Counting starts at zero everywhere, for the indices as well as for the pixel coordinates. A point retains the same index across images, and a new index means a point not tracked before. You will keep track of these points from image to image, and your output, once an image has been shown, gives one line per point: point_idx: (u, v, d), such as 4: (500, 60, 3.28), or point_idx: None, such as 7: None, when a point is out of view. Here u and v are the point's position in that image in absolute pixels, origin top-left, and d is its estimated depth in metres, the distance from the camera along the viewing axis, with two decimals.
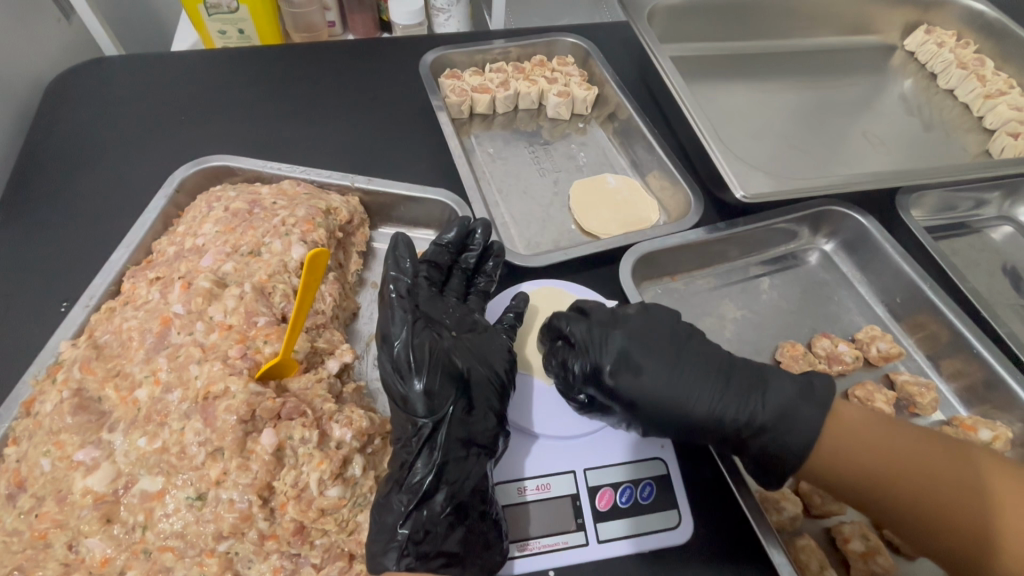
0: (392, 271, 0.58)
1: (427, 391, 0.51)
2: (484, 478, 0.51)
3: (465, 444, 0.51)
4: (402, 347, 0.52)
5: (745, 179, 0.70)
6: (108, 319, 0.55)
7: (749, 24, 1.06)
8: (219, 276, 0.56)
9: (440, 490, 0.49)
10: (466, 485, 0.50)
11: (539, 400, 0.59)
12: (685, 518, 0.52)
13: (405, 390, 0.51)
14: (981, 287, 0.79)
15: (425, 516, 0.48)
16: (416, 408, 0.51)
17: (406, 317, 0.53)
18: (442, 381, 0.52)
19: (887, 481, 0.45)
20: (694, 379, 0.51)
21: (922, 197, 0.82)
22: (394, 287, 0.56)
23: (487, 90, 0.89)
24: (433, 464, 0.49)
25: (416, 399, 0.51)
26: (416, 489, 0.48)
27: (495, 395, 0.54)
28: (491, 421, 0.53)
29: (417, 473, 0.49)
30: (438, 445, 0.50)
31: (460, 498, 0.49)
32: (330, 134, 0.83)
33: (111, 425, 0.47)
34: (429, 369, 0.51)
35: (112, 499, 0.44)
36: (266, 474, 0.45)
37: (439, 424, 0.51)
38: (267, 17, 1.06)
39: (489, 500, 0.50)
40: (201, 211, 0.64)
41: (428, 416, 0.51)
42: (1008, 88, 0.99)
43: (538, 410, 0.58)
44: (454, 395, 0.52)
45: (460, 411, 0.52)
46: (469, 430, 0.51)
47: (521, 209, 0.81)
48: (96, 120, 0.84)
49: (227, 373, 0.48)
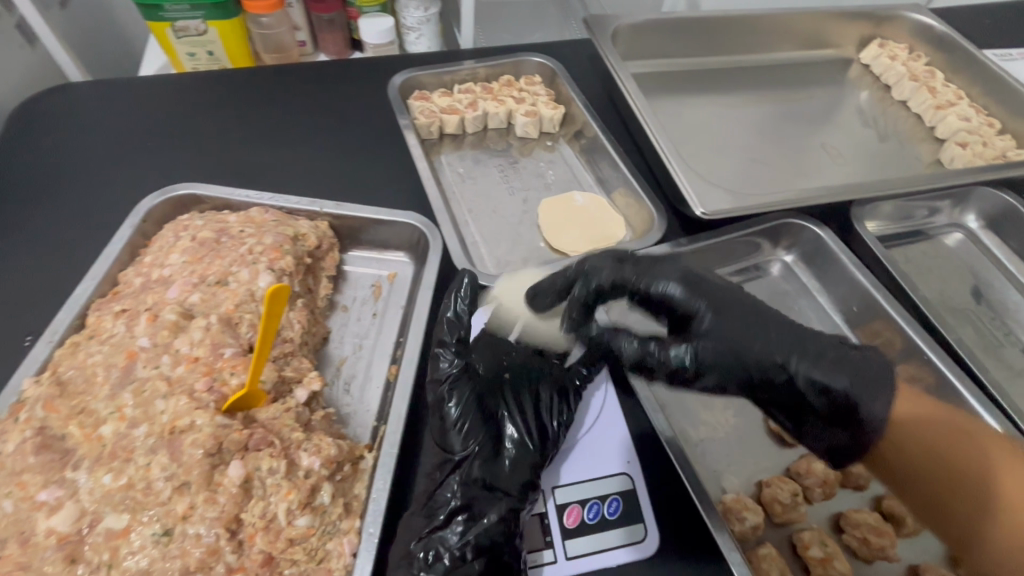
0: (450, 314, 0.62)
1: (461, 430, 0.55)
2: (503, 521, 0.49)
3: (488, 486, 0.52)
4: (459, 387, 0.57)
5: (704, 196, 0.72)
6: (73, 353, 0.54)
7: (711, 41, 1.10)
8: (186, 307, 0.57)
9: (460, 516, 0.50)
10: (481, 524, 0.49)
11: (596, 418, 0.61)
12: (650, 531, 0.54)
13: (444, 429, 0.55)
14: (934, 293, 0.82)
15: (441, 545, 0.48)
16: (453, 448, 0.54)
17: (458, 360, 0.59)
18: (479, 422, 0.55)
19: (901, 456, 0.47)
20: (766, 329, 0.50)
21: (876, 207, 0.86)
22: (446, 334, 0.60)
23: (456, 112, 0.90)
24: (454, 496, 0.51)
25: (452, 437, 0.55)
26: (437, 507, 0.51)
27: (532, 441, 0.55)
28: (520, 469, 0.53)
29: (444, 490, 0.52)
30: (464, 474, 0.52)
31: (474, 538, 0.48)
32: (300, 159, 0.84)
33: (76, 463, 0.47)
34: (467, 412, 0.55)
35: (77, 539, 0.44)
36: (233, 507, 0.46)
37: (467, 459, 0.53)
38: (237, 40, 1.06)
39: (501, 544, 0.48)
40: (168, 241, 0.65)
41: (459, 453, 0.54)
42: (956, 99, 1.03)
43: (589, 426, 0.60)
44: (482, 440, 0.54)
45: (487, 455, 0.54)
46: (494, 471, 0.53)
47: (491, 228, 0.82)
48: (62, 148, 0.84)
49: (193, 408, 0.49)
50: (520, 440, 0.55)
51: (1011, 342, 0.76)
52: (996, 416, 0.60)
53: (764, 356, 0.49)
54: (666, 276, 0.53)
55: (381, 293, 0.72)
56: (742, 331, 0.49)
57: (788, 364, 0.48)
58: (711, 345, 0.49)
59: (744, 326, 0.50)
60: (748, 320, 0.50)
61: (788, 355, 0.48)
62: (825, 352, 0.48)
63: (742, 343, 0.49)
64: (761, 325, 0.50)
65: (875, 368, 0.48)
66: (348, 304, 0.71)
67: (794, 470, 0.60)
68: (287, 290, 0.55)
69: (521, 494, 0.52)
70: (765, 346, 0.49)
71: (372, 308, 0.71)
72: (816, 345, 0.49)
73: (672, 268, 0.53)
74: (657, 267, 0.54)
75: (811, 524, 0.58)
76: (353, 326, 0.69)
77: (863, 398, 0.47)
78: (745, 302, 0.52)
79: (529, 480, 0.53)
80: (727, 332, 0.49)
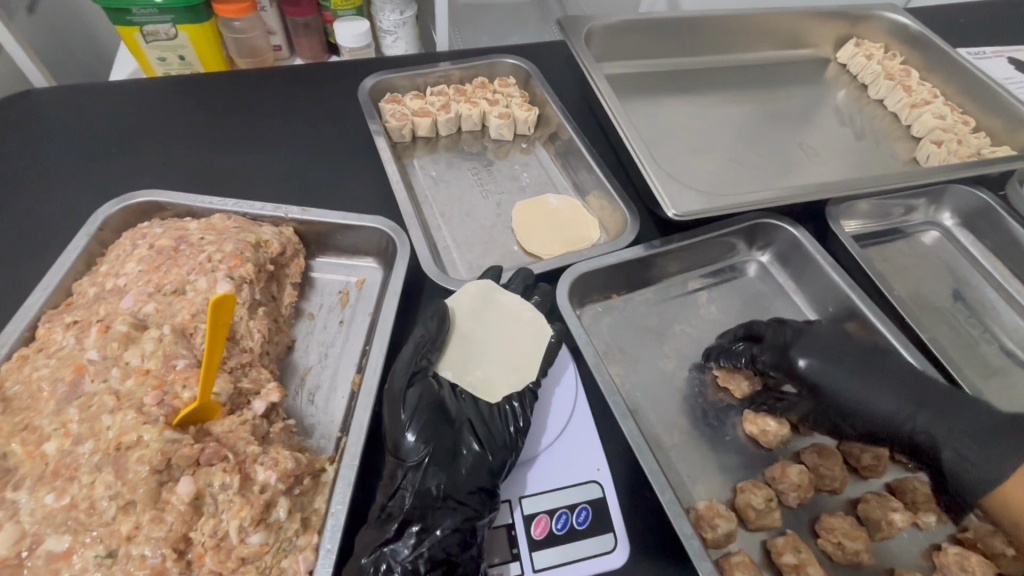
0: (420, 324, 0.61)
1: (413, 437, 0.51)
2: (457, 532, 0.48)
3: (442, 497, 0.49)
4: (411, 393, 0.54)
5: (676, 197, 0.71)
6: (20, 367, 0.52)
7: (688, 41, 1.09)
8: (139, 317, 0.55)
9: (412, 528, 0.48)
10: (435, 535, 0.47)
11: (560, 432, 0.59)
12: (621, 540, 0.52)
13: (396, 435, 0.52)
14: (910, 292, 0.81)
15: (392, 559, 0.46)
16: (405, 455, 0.51)
17: (420, 369, 0.57)
18: (433, 427, 0.52)
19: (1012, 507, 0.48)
20: (880, 388, 0.58)
21: (852, 206, 0.85)
22: (417, 342, 0.59)
23: (428, 114, 0.89)
24: (405, 506, 0.49)
25: (407, 445, 0.51)
26: (391, 516, 0.49)
27: (490, 454, 0.53)
28: (475, 476, 0.51)
29: (398, 499, 0.50)
30: (417, 483, 0.50)
31: (427, 552, 0.47)
32: (270, 164, 0.83)
33: (16, 483, 0.45)
34: (421, 420, 0.52)
35: (15, 563, 0.42)
36: (182, 526, 0.44)
37: (421, 467, 0.50)
38: (209, 44, 1.04)
39: (455, 556, 0.47)
40: (125, 249, 0.63)
41: (410, 462, 0.51)
42: (932, 97, 1.03)
43: (554, 439, 0.58)
44: (438, 449, 0.52)
45: (443, 466, 0.51)
46: (450, 477, 0.50)
47: (463, 231, 0.81)
48: (22, 155, 0.81)
49: (141, 422, 0.47)
50: (475, 445, 0.53)
51: (986, 340, 0.76)
52: None
53: (890, 420, 0.57)
54: (809, 352, 0.62)
55: (349, 299, 0.70)
56: (843, 384, 0.59)
57: (913, 420, 0.56)
58: (835, 405, 0.60)
59: (877, 394, 0.58)
60: (863, 378, 0.59)
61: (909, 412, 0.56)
62: (960, 412, 0.54)
63: (862, 403, 0.58)
64: (916, 395, 0.57)
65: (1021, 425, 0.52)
66: (314, 311, 0.69)
67: (769, 475, 0.59)
68: (234, 299, 0.53)
69: (477, 505, 0.50)
70: (901, 414, 0.57)
71: (338, 315, 0.69)
72: (932, 398, 0.56)
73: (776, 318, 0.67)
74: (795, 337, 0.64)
75: (788, 530, 0.57)
76: (318, 334, 0.67)
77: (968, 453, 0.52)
78: (874, 372, 0.59)
79: (484, 486, 0.51)
80: (847, 399, 0.59)
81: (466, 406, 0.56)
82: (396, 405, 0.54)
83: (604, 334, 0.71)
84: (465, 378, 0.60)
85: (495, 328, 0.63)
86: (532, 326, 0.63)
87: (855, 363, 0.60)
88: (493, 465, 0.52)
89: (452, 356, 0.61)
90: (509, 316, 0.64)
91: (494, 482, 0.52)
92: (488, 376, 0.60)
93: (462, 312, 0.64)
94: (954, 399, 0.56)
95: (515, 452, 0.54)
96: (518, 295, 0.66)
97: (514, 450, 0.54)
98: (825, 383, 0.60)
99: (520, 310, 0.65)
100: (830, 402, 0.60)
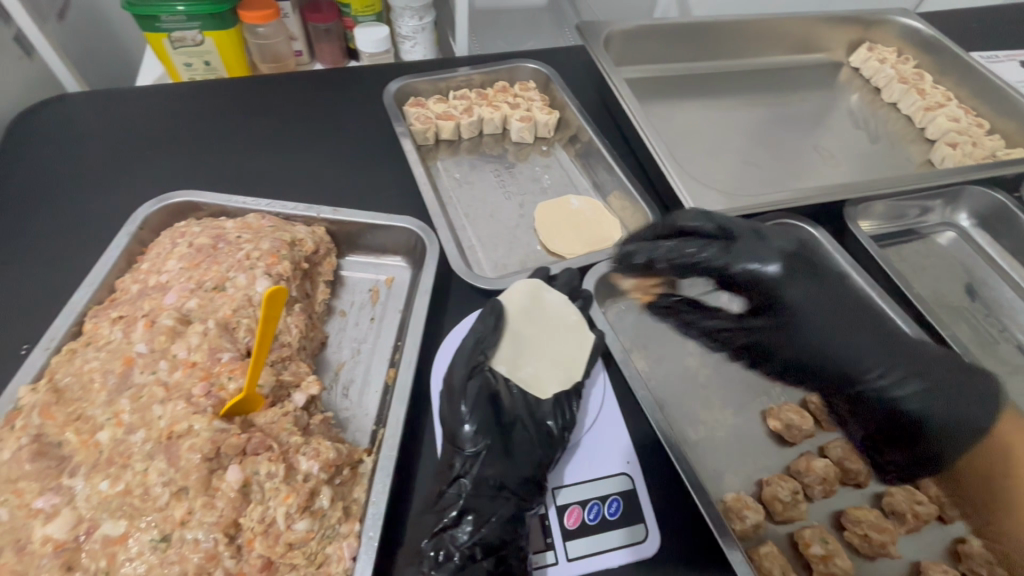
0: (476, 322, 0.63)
1: (472, 427, 0.54)
2: (511, 520, 0.50)
3: (498, 486, 0.52)
4: (470, 387, 0.57)
5: (698, 197, 0.72)
6: (70, 360, 0.54)
7: (703, 46, 1.11)
8: (183, 312, 0.57)
9: (469, 516, 0.50)
10: (492, 522, 0.50)
11: (593, 425, 0.60)
12: (652, 532, 0.53)
13: (455, 426, 0.55)
14: (928, 292, 0.82)
15: (451, 544, 0.49)
16: (464, 445, 0.54)
17: (478, 365, 0.59)
18: (490, 420, 0.55)
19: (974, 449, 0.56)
20: (863, 342, 0.59)
21: (870, 206, 0.86)
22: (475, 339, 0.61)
23: (451, 117, 0.91)
24: (464, 494, 0.51)
25: (466, 435, 0.54)
26: (448, 504, 0.51)
27: (541, 447, 0.56)
28: (528, 467, 0.54)
29: (456, 487, 0.52)
30: (475, 472, 0.53)
31: (484, 538, 0.49)
32: (298, 166, 0.85)
33: (72, 470, 0.47)
34: (480, 413, 0.55)
35: (73, 546, 0.44)
36: (232, 512, 0.46)
37: (479, 457, 0.53)
38: (234, 50, 1.06)
39: (509, 544, 0.49)
40: (165, 247, 0.64)
41: (469, 452, 0.54)
42: (945, 100, 1.04)
43: (588, 434, 0.60)
44: (495, 440, 0.54)
45: (500, 457, 0.54)
46: (505, 468, 0.53)
47: (488, 231, 0.82)
48: (60, 158, 0.84)
49: (191, 412, 0.49)
50: (527, 439, 0.56)
51: (1005, 339, 0.77)
52: None
53: (857, 361, 0.59)
54: (791, 284, 0.60)
55: (379, 297, 0.72)
56: (817, 323, 0.59)
57: (877, 380, 0.58)
58: (800, 333, 0.60)
59: (847, 330, 0.60)
60: (839, 328, 0.59)
61: (882, 371, 0.58)
62: (917, 370, 0.57)
63: (833, 338, 0.59)
64: (888, 336, 0.60)
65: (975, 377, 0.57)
66: (346, 308, 0.71)
67: (794, 468, 0.60)
68: (286, 292, 0.56)
69: (528, 495, 0.52)
70: (871, 354, 0.58)
71: (369, 312, 0.71)
72: (905, 361, 0.58)
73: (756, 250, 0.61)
74: (768, 251, 0.61)
75: (812, 522, 0.58)
76: (351, 331, 0.69)
77: (928, 411, 0.56)
78: (847, 304, 0.61)
79: (535, 478, 0.54)
80: (820, 329, 0.60)
81: (518, 403, 0.59)
82: (454, 397, 0.57)
83: (628, 331, 0.72)
84: (517, 373, 0.62)
85: (545, 327, 0.65)
86: (579, 328, 0.65)
87: (842, 309, 0.60)
88: (543, 457, 0.55)
89: (504, 352, 0.63)
90: (557, 317, 0.65)
91: (544, 474, 0.54)
92: (538, 373, 0.62)
93: (514, 309, 0.65)
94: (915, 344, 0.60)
95: (561, 446, 0.57)
96: (565, 297, 0.67)
97: (561, 446, 0.57)
98: (799, 318, 0.60)
99: (566, 311, 0.66)
100: (795, 333, 0.60)
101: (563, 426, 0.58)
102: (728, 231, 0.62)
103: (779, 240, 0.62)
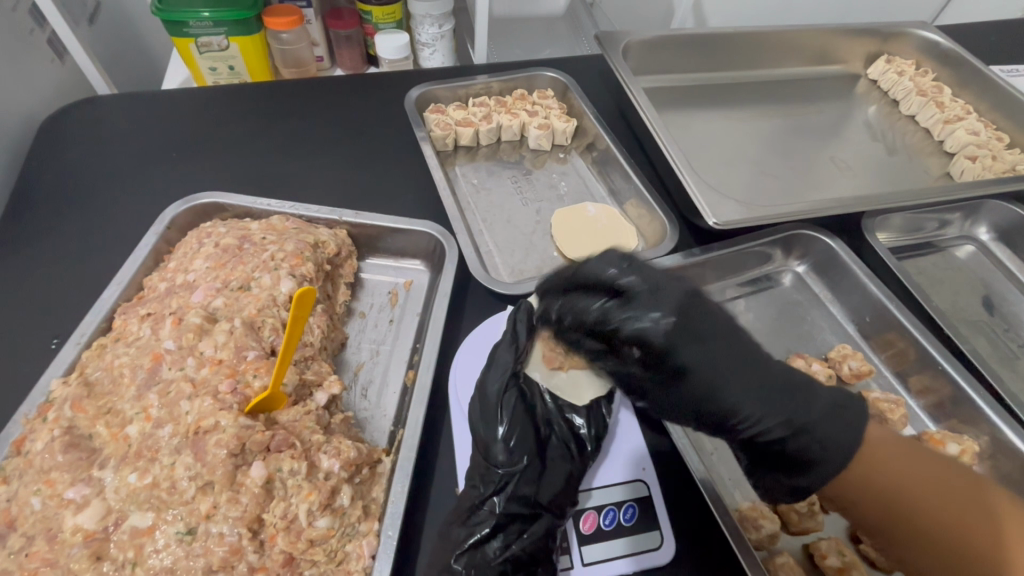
0: (506, 331, 0.61)
1: (507, 442, 0.54)
2: (544, 537, 0.51)
3: (531, 504, 0.52)
4: (505, 399, 0.56)
5: (717, 207, 0.72)
6: (100, 355, 0.56)
7: (721, 56, 1.11)
8: (209, 311, 0.58)
9: (500, 531, 0.51)
10: (524, 539, 0.50)
11: (622, 439, 0.60)
12: (667, 540, 0.54)
13: (489, 438, 0.54)
14: (946, 305, 0.82)
15: (483, 560, 0.49)
16: (496, 458, 0.53)
17: (511, 374, 0.58)
18: (525, 434, 0.55)
19: (843, 471, 0.47)
20: (737, 383, 0.48)
21: (887, 219, 0.86)
22: (510, 350, 0.59)
23: (471, 124, 0.93)
24: (497, 509, 0.51)
25: (498, 448, 0.54)
26: (481, 519, 0.51)
27: (574, 460, 0.56)
28: (561, 483, 0.54)
29: (489, 502, 0.52)
30: (509, 488, 0.52)
31: (516, 553, 0.50)
32: (320, 170, 0.87)
33: (102, 462, 0.48)
34: (515, 426, 0.55)
35: (102, 537, 0.45)
36: (256, 507, 0.47)
37: (514, 474, 0.53)
38: (257, 55, 1.08)
39: (540, 559, 0.50)
40: (192, 247, 0.66)
41: (504, 466, 0.53)
42: (965, 113, 1.04)
43: (618, 448, 0.59)
44: (529, 454, 0.54)
45: (534, 473, 0.54)
46: (539, 485, 0.53)
47: (505, 237, 0.83)
48: (90, 158, 0.86)
49: (217, 408, 0.50)
50: (560, 453, 0.56)
51: None
52: (1016, 432, 0.60)
53: (732, 412, 0.49)
54: (693, 343, 0.48)
55: (398, 299, 0.74)
56: (720, 375, 0.48)
57: (765, 428, 0.49)
58: (694, 390, 0.49)
59: (726, 377, 0.48)
60: (733, 377, 0.49)
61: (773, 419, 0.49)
62: (823, 412, 0.48)
63: (716, 389, 0.48)
64: (745, 370, 0.49)
65: (851, 412, 0.49)
66: (365, 310, 0.73)
67: None
68: (314, 291, 0.58)
69: (561, 511, 0.53)
70: (741, 402, 0.48)
71: (388, 314, 0.72)
72: (789, 399, 0.49)
73: (665, 305, 0.48)
74: (663, 305, 0.48)
75: (827, 534, 0.58)
76: (370, 332, 0.70)
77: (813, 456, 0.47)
78: (726, 345, 0.49)
79: (568, 494, 0.53)
80: (707, 384, 0.48)
81: (552, 411, 0.59)
82: (490, 410, 0.56)
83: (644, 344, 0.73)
84: (551, 378, 0.62)
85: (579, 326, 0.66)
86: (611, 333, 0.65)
87: (726, 355, 0.48)
88: (574, 473, 0.55)
89: (538, 356, 0.63)
90: None
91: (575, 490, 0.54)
92: (572, 378, 0.62)
93: None
94: (781, 383, 0.50)
95: (592, 461, 0.57)
96: None
97: (591, 459, 0.57)
98: (700, 375, 0.48)
99: None
100: (694, 387, 0.48)
101: (594, 437, 0.58)
102: (626, 285, 0.50)
103: (677, 291, 0.49)
